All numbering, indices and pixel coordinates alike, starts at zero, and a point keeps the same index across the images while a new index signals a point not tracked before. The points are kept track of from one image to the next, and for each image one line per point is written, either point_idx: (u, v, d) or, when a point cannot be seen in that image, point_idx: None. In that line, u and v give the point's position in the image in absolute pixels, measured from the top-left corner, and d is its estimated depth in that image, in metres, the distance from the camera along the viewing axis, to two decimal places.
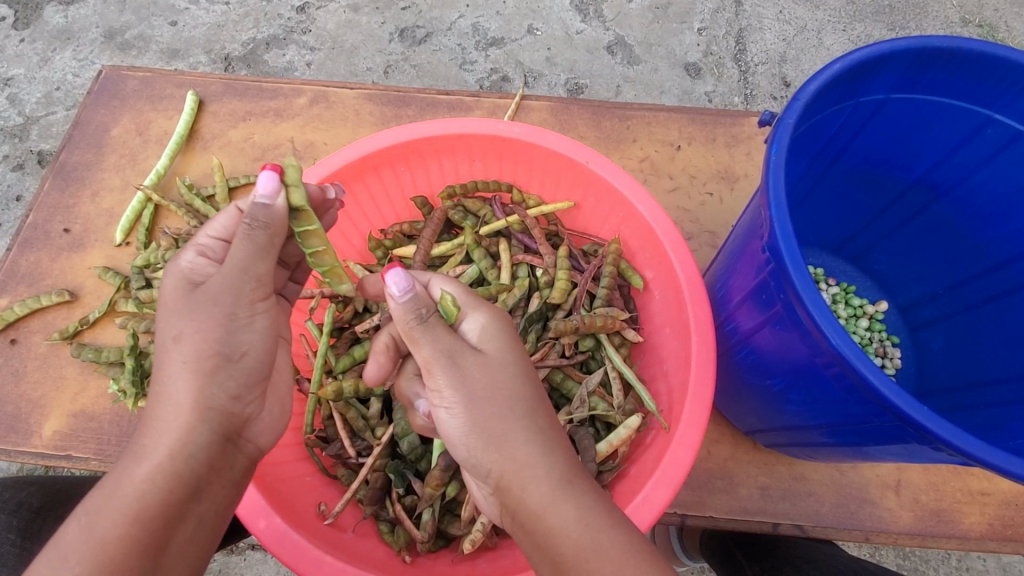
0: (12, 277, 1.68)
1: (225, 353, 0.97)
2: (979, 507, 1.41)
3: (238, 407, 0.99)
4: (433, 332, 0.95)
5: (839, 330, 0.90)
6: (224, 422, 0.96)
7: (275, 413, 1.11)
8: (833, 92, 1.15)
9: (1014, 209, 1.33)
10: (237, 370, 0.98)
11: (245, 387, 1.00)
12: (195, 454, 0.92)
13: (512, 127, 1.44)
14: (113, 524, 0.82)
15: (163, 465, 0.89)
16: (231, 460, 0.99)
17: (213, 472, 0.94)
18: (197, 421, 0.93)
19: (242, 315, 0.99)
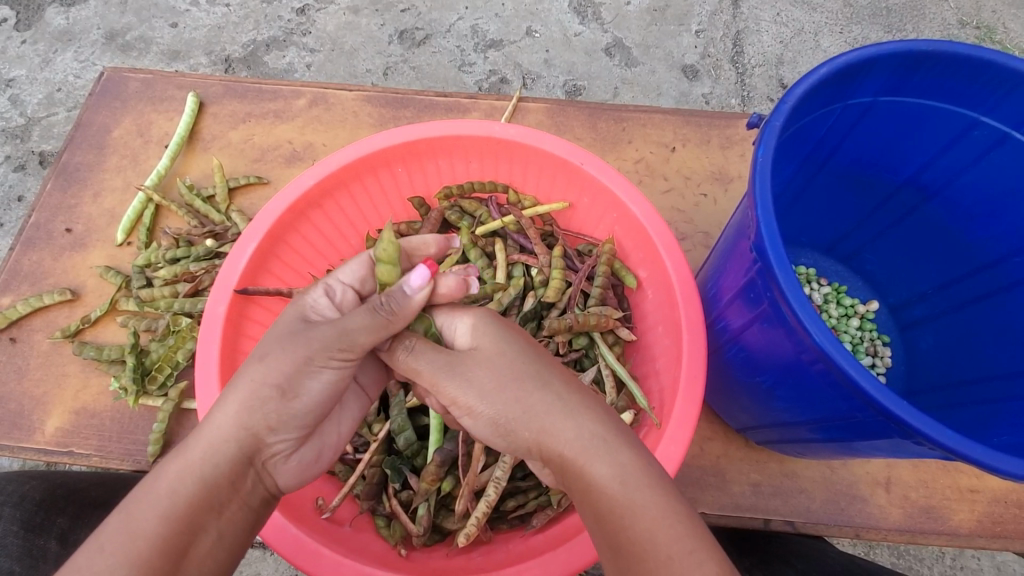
0: (14, 276, 1.70)
1: (283, 387, 0.98)
2: (968, 504, 1.43)
3: (272, 439, 0.99)
4: (423, 354, 1.02)
5: (823, 327, 0.92)
6: (255, 447, 0.98)
7: (310, 457, 1.08)
8: (821, 94, 1.17)
9: (1001, 210, 1.35)
10: (286, 408, 0.99)
11: (291, 423, 1.00)
12: (220, 469, 0.94)
13: (508, 129, 1.47)
14: (146, 521, 0.88)
15: (194, 473, 0.92)
16: (251, 485, 0.99)
17: (234, 490, 0.96)
18: (232, 438, 0.96)
19: (316, 362, 1.00)
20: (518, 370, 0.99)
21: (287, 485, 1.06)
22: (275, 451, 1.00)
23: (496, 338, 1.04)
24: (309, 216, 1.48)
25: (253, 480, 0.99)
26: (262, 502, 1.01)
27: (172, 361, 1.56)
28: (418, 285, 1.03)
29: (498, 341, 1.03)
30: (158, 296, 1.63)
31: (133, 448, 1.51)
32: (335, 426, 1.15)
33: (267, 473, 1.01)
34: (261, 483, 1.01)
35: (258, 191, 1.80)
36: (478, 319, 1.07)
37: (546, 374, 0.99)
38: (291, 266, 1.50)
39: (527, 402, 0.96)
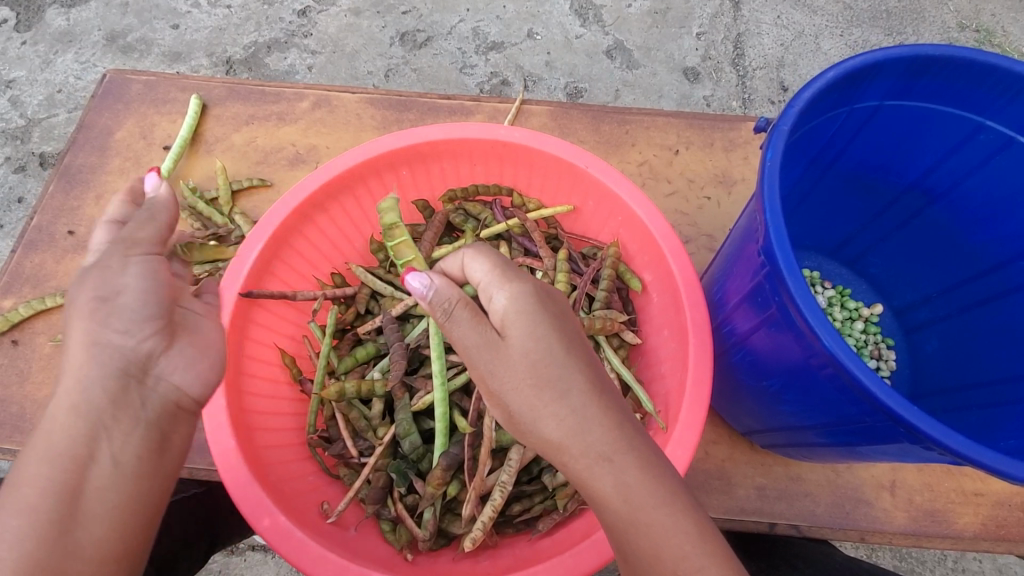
0: (17, 278, 1.70)
1: (104, 294, 0.95)
2: (973, 507, 1.43)
3: (132, 342, 0.95)
4: (459, 324, 0.99)
5: (832, 331, 0.92)
6: (121, 359, 0.94)
7: (195, 353, 1.03)
8: (828, 98, 1.17)
9: (1006, 213, 1.35)
10: (124, 307, 0.95)
11: (137, 321, 0.96)
12: (93, 392, 0.92)
13: (513, 132, 1.47)
14: (31, 469, 0.87)
15: (62, 407, 0.91)
16: (140, 398, 0.96)
17: (117, 407, 0.93)
18: (91, 361, 0.93)
19: (118, 260, 0.98)
20: (549, 378, 0.96)
21: (190, 388, 1.02)
22: (147, 351, 0.96)
23: (533, 333, 0.97)
24: (314, 218, 1.48)
25: (137, 393, 0.96)
26: (162, 412, 0.98)
27: None
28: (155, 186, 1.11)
29: (535, 333, 0.97)
30: None
31: None
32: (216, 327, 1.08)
33: (154, 380, 0.97)
34: (153, 392, 0.97)
35: (261, 194, 1.80)
36: (520, 296, 0.99)
37: (575, 381, 0.96)
38: (296, 269, 1.50)
39: (542, 412, 0.96)
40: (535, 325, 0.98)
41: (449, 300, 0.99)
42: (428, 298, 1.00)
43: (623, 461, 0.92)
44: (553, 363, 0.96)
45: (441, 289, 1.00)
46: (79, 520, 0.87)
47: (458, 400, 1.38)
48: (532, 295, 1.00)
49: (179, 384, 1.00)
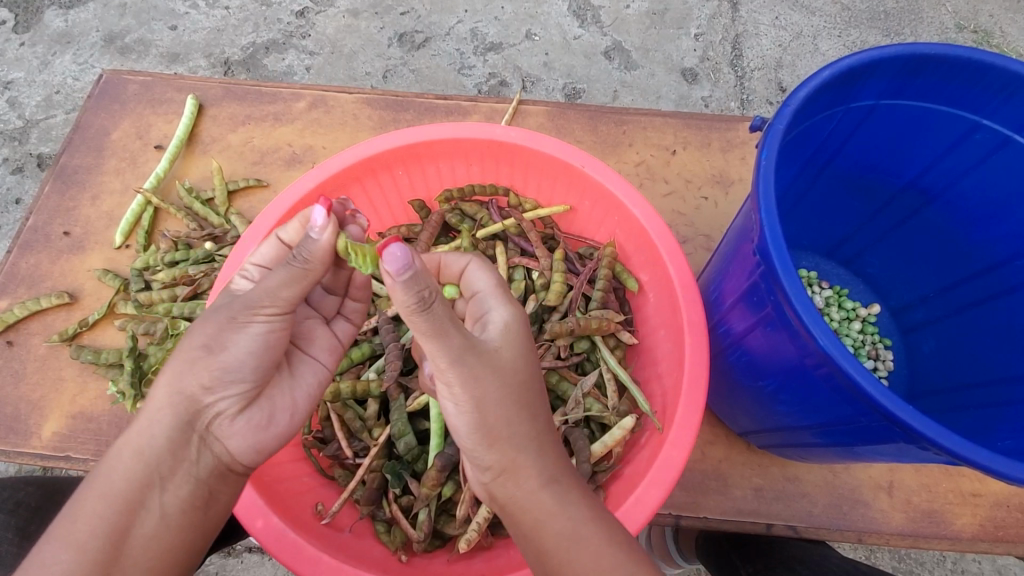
0: (12, 279, 1.69)
1: (211, 346, 0.98)
2: (972, 508, 1.43)
3: (210, 399, 0.98)
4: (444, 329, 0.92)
5: (827, 331, 0.92)
6: (192, 411, 0.96)
7: (260, 420, 1.05)
8: (823, 97, 1.16)
9: (1003, 212, 1.35)
10: (216, 364, 0.97)
11: (225, 382, 0.99)
12: (158, 440, 0.94)
13: (509, 132, 1.47)
14: (85, 506, 0.89)
15: (130, 447, 0.93)
16: (196, 453, 0.98)
17: (178, 460, 0.96)
18: (167, 406, 0.96)
19: (241, 318, 0.99)
20: (525, 401, 1.00)
21: (241, 455, 1.03)
22: (217, 410, 0.99)
23: (520, 355, 1.01)
24: None
25: (197, 446, 0.98)
26: (214, 472, 1.00)
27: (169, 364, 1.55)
28: (322, 226, 0.98)
29: (525, 359, 1.01)
30: (156, 300, 1.63)
31: None
32: (290, 392, 1.12)
33: (212, 439, 1.00)
34: (209, 451, 0.99)
35: (257, 194, 1.80)
36: (512, 319, 1.03)
37: (541, 409, 1.03)
38: None
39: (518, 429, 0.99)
40: (526, 349, 1.02)
41: (428, 290, 0.89)
42: (405, 278, 0.87)
43: None
44: (529, 390, 1.01)
45: (421, 272, 0.88)
46: (122, 565, 0.89)
47: None
48: (521, 320, 1.04)
49: (235, 450, 1.01)
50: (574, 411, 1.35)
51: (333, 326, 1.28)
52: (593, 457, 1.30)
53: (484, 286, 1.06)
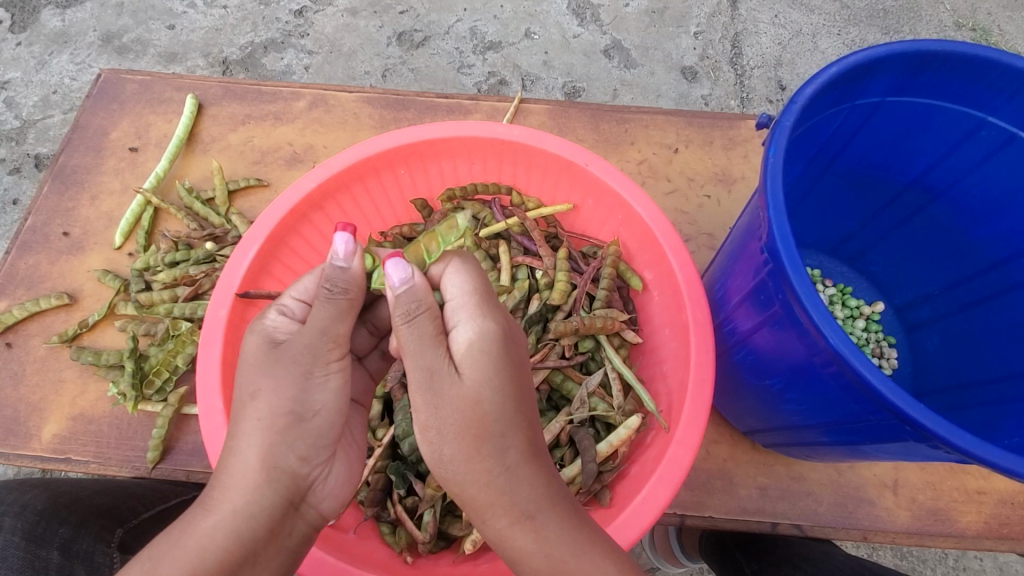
0: (11, 280, 1.68)
1: (298, 413, 0.97)
2: (976, 506, 1.42)
3: (306, 469, 0.98)
4: (418, 331, 0.93)
5: (837, 329, 0.91)
6: (289, 486, 0.96)
7: (344, 479, 1.08)
8: (829, 94, 1.16)
9: (1008, 210, 1.34)
10: (303, 431, 0.97)
11: (313, 450, 0.99)
12: (256, 521, 0.92)
13: (512, 130, 1.46)
14: None
15: (225, 527, 0.90)
16: (291, 525, 0.98)
17: (273, 536, 0.94)
18: (264, 484, 0.94)
19: (318, 374, 0.99)
20: (491, 432, 0.92)
21: (327, 516, 1.04)
22: (313, 479, 1.00)
23: (487, 380, 0.93)
24: (311, 218, 1.47)
25: (291, 519, 0.98)
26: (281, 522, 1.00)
27: (171, 365, 1.54)
28: (348, 253, 0.99)
29: (492, 383, 0.93)
30: (157, 301, 1.62)
31: (133, 455, 1.49)
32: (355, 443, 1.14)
33: (306, 506, 1.00)
34: (301, 520, 1.00)
35: (258, 194, 1.79)
36: (485, 333, 0.95)
37: (514, 441, 0.94)
38: (294, 269, 1.48)
39: (475, 466, 0.92)
40: (497, 370, 0.94)
41: (415, 305, 0.93)
42: (399, 292, 0.93)
43: None
44: (498, 420, 0.93)
45: (420, 290, 0.94)
46: None
47: None
48: (497, 335, 0.96)
49: (326, 513, 1.03)
50: (580, 411, 1.34)
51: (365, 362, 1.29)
52: (598, 457, 1.30)
53: (460, 294, 0.99)
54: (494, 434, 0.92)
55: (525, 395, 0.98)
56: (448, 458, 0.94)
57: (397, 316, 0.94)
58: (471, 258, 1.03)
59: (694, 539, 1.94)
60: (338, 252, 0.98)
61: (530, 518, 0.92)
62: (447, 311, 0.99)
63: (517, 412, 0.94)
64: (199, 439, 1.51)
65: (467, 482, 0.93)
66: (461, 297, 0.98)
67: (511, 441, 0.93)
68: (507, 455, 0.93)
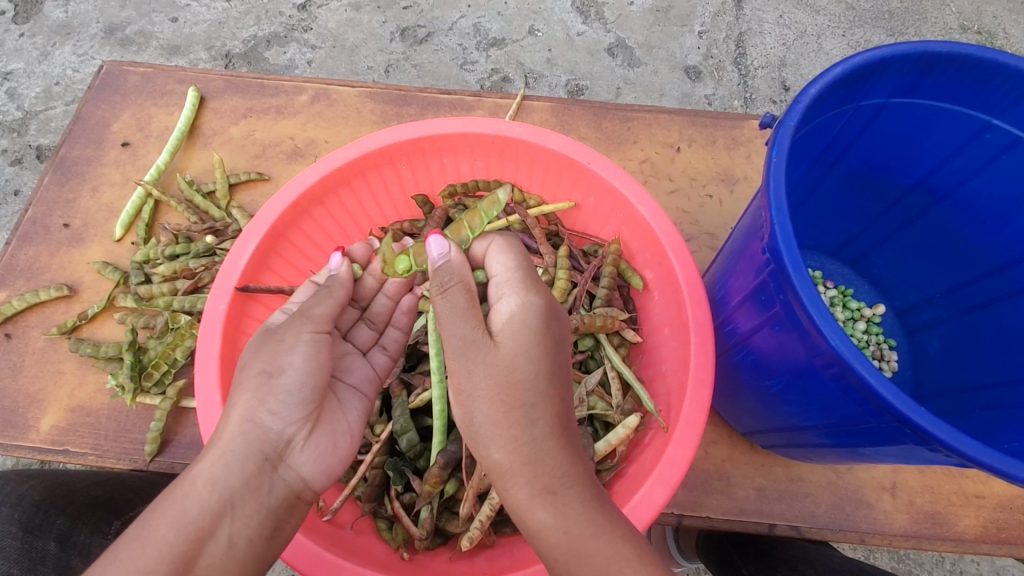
0: (11, 271, 1.68)
1: (272, 370, 1.02)
2: (974, 510, 1.42)
3: (278, 427, 1.01)
4: (450, 299, 0.96)
5: (838, 331, 0.91)
6: (262, 440, 0.99)
7: (328, 446, 1.09)
8: (833, 95, 1.15)
9: (1011, 214, 1.34)
10: (275, 389, 1.01)
11: (282, 408, 1.02)
12: (231, 470, 0.95)
13: (514, 127, 1.45)
14: (154, 530, 0.88)
15: (203, 476, 0.93)
16: (269, 482, 0.98)
17: (252, 490, 0.96)
18: (238, 435, 0.98)
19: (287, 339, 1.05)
20: (521, 401, 0.93)
21: (313, 481, 1.05)
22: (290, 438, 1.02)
23: (522, 352, 0.95)
24: (312, 212, 1.46)
25: (270, 476, 0.99)
26: (286, 503, 1.00)
27: (170, 358, 1.53)
28: (338, 262, 1.19)
29: (528, 354, 0.95)
30: (157, 293, 1.60)
31: (130, 448, 1.49)
32: (345, 415, 1.16)
33: (285, 467, 1.01)
34: (281, 480, 1.00)
35: (259, 188, 1.78)
36: (528, 307, 0.98)
37: (544, 414, 0.94)
38: (293, 263, 1.48)
39: (502, 431, 0.94)
40: (535, 342, 0.96)
41: (447, 278, 0.96)
42: (438, 266, 0.98)
43: None
44: (530, 390, 0.94)
45: (455, 264, 0.98)
46: None
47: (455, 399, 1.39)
48: (540, 310, 0.98)
49: (307, 477, 1.04)
50: (579, 410, 1.34)
51: (370, 356, 1.31)
52: (598, 456, 1.29)
53: (503, 271, 1.03)
54: (524, 403, 0.93)
55: (561, 370, 0.99)
56: (477, 422, 0.97)
57: (432, 287, 0.97)
58: (517, 238, 1.08)
59: (691, 539, 1.94)
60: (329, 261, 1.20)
61: (552, 493, 0.91)
62: (492, 287, 1.04)
63: (554, 385, 0.96)
64: (197, 432, 1.51)
65: (497, 448, 0.94)
66: (508, 275, 1.03)
67: (541, 414, 0.94)
68: (534, 426, 0.93)
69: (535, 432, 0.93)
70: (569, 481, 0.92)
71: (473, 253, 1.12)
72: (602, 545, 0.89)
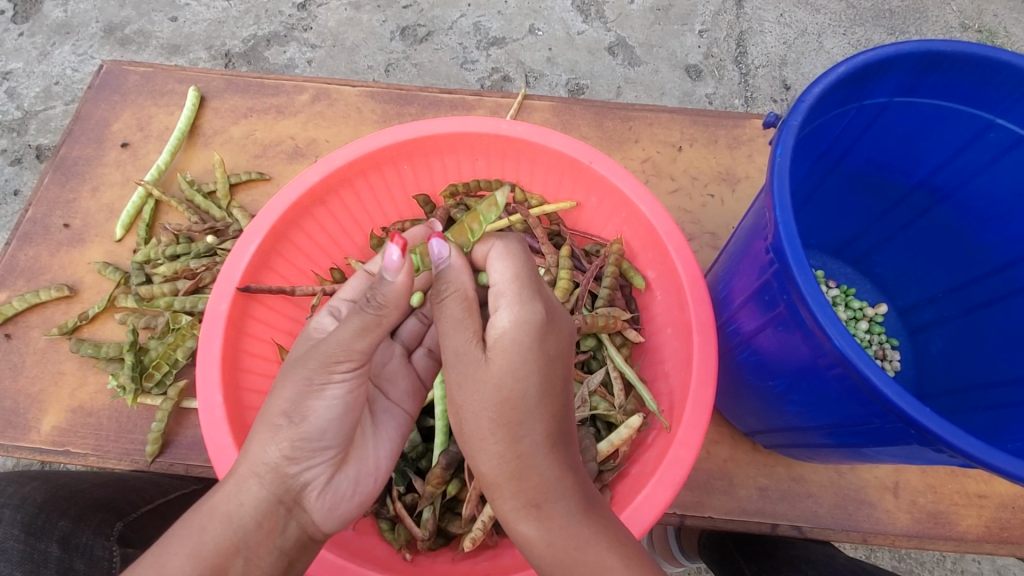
0: (11, 271, 1.68)
1: (291, 415, 0.98)
2: (977, 509, 1.42)
3: (298, 470, 1.00)
4: (444, 312, 0.97)
5: (841, 331, 0.90)
6: (281, 483, 0.98)
7: (347, 488, 1.07)
8: (836, 94, 1.15)
9: (1014, 214, 1.34)
10: (299, 434, 0.98)
11: (306, 451, 1.00)
12: (245, 510, 0.96)
13: (516, 127, 1.45)
14: (171, 563, 0.90)
15: (219, 515, 0.95)
16: (283, 523, 0.99)
17: (264, 531, 0.97)
18: (254, 476, 0.98)
19: (318, 381, 0.99)
20: (509, 419, 0.93)
21: (325, 523, 1.04)
22: (308, 482, 1.01)
23: (513, 370, 0.93)
24: (313, 212, 1.46)
25: (285, 517, 0.99)
26: (297, 544, 1.01)
27: (171, 359, 1.52)
28: (396, 268, 0.95)
29: (517, 372, 0.93)
30: (158, 293, 1.60)
31: (131, 448, 1.49)
32: (371, 450, 1.14)
33: (301, 509, 1.01)
34: (295, 522, 1.01)
35: (259, 188, 1.78)
36: (522, 323, 0.94)
37: (532, 431, 0.93)
38: (295, 264, 1.47)
39: (491, 446, 0.94)
40: (526, 360, 0.93)
41: (444, 286, 0.97)
42: (442, 269, 0.96)
43: None
44: (519, 408, 0.93)
45: (454, 270, 0.96)
46: None
47: None
48: (535, 326, 0.94)
49: (321, 520, 1.03)
50: (580, 410, 1.35)
51: (414, 358, 1.32)
52: (599, 456, 1.28)
53: (503, 280, 0.97)
54: (512, 419, 0.93)
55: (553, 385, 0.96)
56: (467, 430, 0.97)
57: (432, 294, 0.99)
58: (515, 240, 1.02)
59: (693, 538, 1.94)
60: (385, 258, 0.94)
61: (536, 507, 0.92)
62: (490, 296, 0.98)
63: (547, 403, 0.94)
64: (198, 433, 1.51)
65: (486, 459, 0.95)
66: (509, 284, 0.96)
67: (529, 430, 0.93)
68: (523, 443, 0.93)
69: (520, 450, 0.93)
70: (556, 495, 0.93)
71: (478, 256, 1.06)
72: (590, 557, 0.90)
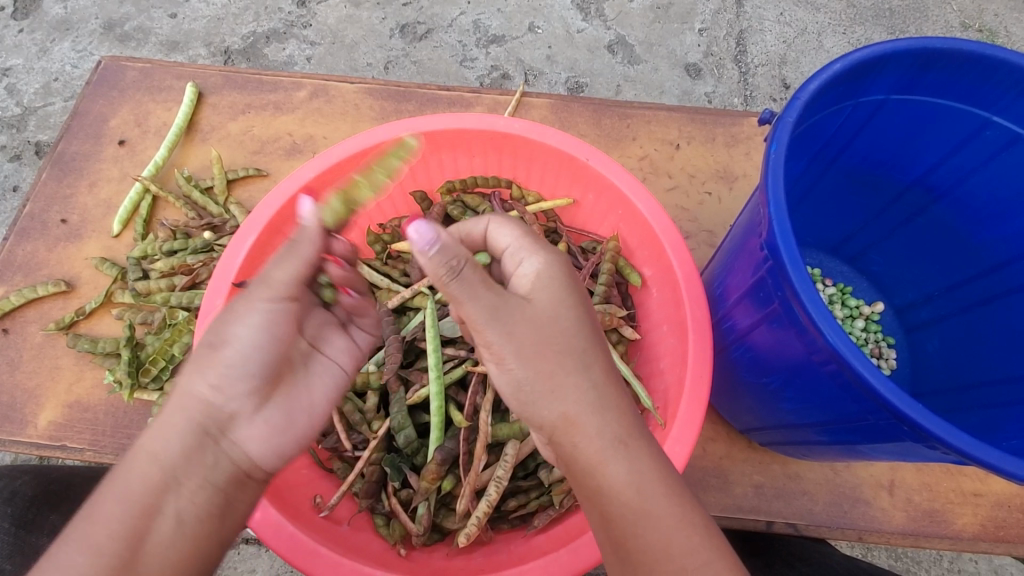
0: (8, 266, 1.68)
1: (214, 343, 0.98)
2: (972, 508, 1.42)
3: (223, 403, 0.97)
4: (468, 285, 0.92)
5: (835, 327, 0.91)
6: (205, 415, 0.96)
7: (277, 422, 1.03)
8: (832, 92, 1.15)
9: (1010, 211, 1.34)
10: (219, 360, 0.97)
11: (233, 381, 0.97)
12: (172, 444, 0.94)
13: (512, 123, 1.45)
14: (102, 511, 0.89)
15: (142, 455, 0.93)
16: (212, 458, 0.96)
17: (193, 465, 0.94)
18: (178, 413, 0.96)
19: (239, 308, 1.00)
20: (572, 347, 0.96)
21: (262, 459, 1.01)
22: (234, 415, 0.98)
23: (556, 299, 0.99)
24: None
25: (212, 451, 0.96)
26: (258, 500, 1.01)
27: (167, 354, 1.53)
28: (429, 241, 0.89)
29: (562, 301, 0.99)
30: (155, 289, 1.61)
31: (128, 444, 1.49)
32: (308, 389, 1.09)
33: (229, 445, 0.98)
34: (224, 456, 0.97)
35: (257, 184, 1.78)
36: (549, 264, 1.02)
37: (596, 359, 0.97)
38: None
39: (564, 379, 0.94)
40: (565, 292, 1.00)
41: (457, 259, 0.90)
42: (430, 252, 0.89)
43: (620, 454, 0.91)
44: (578, 334, 0.97)
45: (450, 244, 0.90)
46: None
47: (453, 394, 1.38)
48: (560, 264, 1.03)
49: (253, 454, 0.99)
50: None
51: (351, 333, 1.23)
52: None
53: (511, 240, 1.07)
54: (577, 348, 0.96)
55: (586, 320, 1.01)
56: (525, 382, 0.96)
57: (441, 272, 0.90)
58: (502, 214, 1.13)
59: None
60: (414, 239, 0.89)
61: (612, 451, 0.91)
62: (506, 256, 1.07)
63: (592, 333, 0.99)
64: None
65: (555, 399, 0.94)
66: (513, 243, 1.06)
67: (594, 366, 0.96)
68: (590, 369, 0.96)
69: (592, 377, 0.95)
70: None
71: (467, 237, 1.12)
72: None
